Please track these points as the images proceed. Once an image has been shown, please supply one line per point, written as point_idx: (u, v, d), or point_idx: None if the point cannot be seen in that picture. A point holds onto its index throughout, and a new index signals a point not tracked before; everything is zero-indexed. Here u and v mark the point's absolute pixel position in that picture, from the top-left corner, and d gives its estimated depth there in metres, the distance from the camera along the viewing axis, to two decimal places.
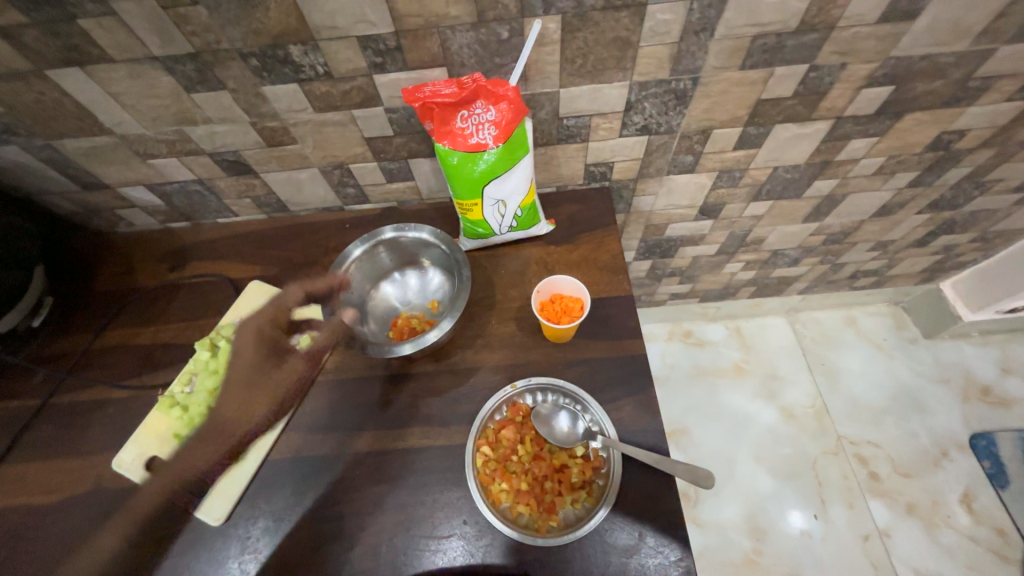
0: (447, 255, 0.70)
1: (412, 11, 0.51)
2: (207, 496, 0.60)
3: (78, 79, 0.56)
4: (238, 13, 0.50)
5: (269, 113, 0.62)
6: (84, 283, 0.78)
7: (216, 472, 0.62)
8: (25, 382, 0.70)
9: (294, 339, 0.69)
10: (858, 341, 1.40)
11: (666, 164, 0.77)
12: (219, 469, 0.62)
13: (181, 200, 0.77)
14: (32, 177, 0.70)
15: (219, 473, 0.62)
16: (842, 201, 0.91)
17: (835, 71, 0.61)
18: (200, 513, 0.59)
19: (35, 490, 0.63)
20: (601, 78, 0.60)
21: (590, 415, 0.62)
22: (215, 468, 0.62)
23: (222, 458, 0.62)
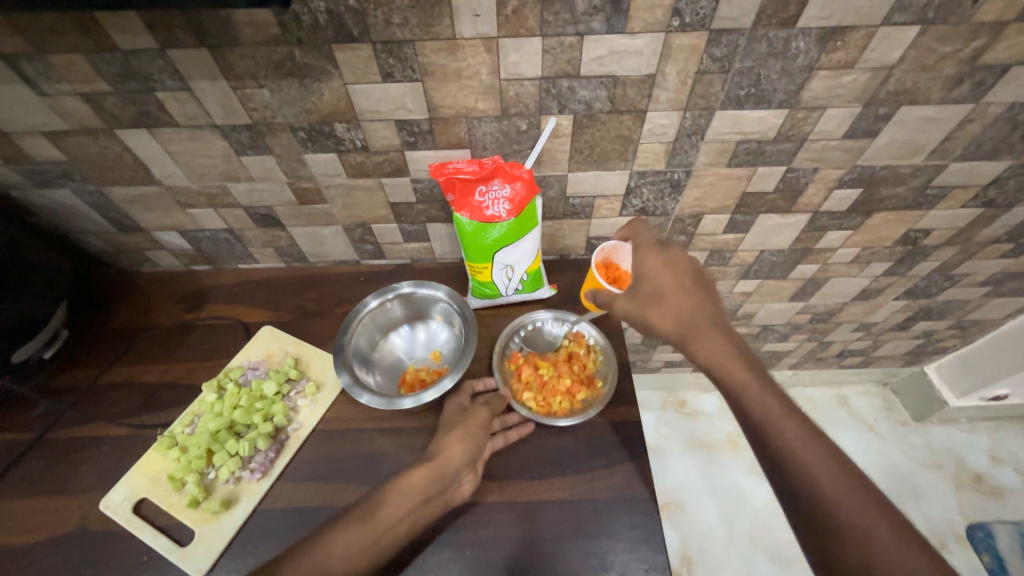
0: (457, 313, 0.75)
1: (445, 103, 0.59)
2: (192, 546, 0.59)
3: (143, 138, 0.63)
4: (296, 96, 0.58)
5: (306, 176, 0.69)
6: (101, 319, 0.80)
7: (205, 519, 0.61)
8: (24, 414, 0.70)
9: (299, 386, 0.71)
10: (850, 420, 1.41)
11: (661, 242, 0.84)
12: (209, 517, 0.61)
13: (209, 246, 0.82)
14: (75, 217, 0.75)
15: (207, 520, 0.60)
16: (824, 284, 0.97)
17: (810, 173, 0.70)
18: (184, 563, 0.58)
19: (14, 529, 0.61)
20: (605, 166, 0.68)
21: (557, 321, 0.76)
22: (205, 515, 0.61)
23: (213, 505, 0.61)
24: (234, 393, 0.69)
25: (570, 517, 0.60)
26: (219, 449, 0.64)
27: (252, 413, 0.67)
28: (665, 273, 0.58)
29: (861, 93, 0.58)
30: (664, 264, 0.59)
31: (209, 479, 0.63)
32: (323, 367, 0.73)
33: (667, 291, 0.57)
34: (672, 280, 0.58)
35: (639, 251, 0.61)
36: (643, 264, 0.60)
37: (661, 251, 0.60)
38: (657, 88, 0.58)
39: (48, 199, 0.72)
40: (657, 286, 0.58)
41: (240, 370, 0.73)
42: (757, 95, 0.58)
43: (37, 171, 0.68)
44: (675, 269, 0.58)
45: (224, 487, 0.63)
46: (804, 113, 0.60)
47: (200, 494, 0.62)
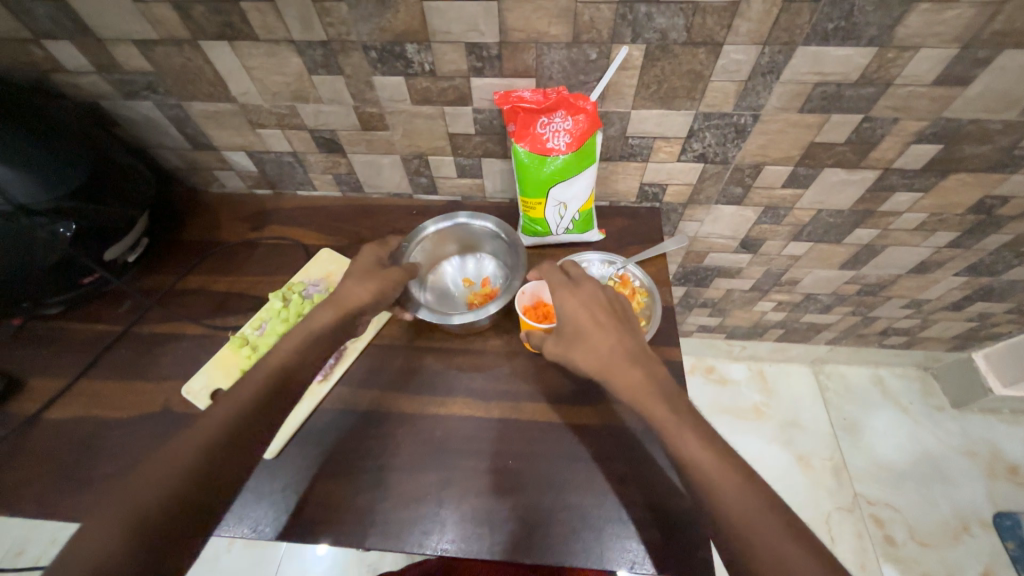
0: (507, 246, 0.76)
1: (518, 26, 0.59)
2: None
3: (223, 51, 0.65)
4: (372, 11, 0.59)
5: (372, 100, 0.71)
6: (175, 232, 0.86)
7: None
8: (112, 310, 0.78)
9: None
10: (883, 401, 1.39)
11: (715, 194, 0.82)
12: None
13: (273, 168, 0.85)
14: (154, 131, 0.80)
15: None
16: (881, 253, 0.94)
17: (887, 124, 0.67)
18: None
19: (110, 404, 0.69)
20: (670, 105, 0.67)
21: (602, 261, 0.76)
22: None
23: None
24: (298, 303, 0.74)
25: (608, 442, 0.63)
26: None
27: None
28: (580, 312, 0.60)
29: (962, 31, 0.54)
30: (578, 302, 0.61)
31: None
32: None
33: (581, 331, 0.59)
34: (588, 321, 0.60)
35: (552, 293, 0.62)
36: (559, 303, 0.61)
37: (572, 290, 0.62)
38: (739, 17, 0.55)
39: (131, 110, 0.76)
40: (574, 328, 0.60)
41: (303, 285, 0.78)
42: (847, 29, 0.55)
43: (124, 81, 0.72)
44: (593, 310, 0.60)
45: None
46: (894, 53, 0.57)
47: None
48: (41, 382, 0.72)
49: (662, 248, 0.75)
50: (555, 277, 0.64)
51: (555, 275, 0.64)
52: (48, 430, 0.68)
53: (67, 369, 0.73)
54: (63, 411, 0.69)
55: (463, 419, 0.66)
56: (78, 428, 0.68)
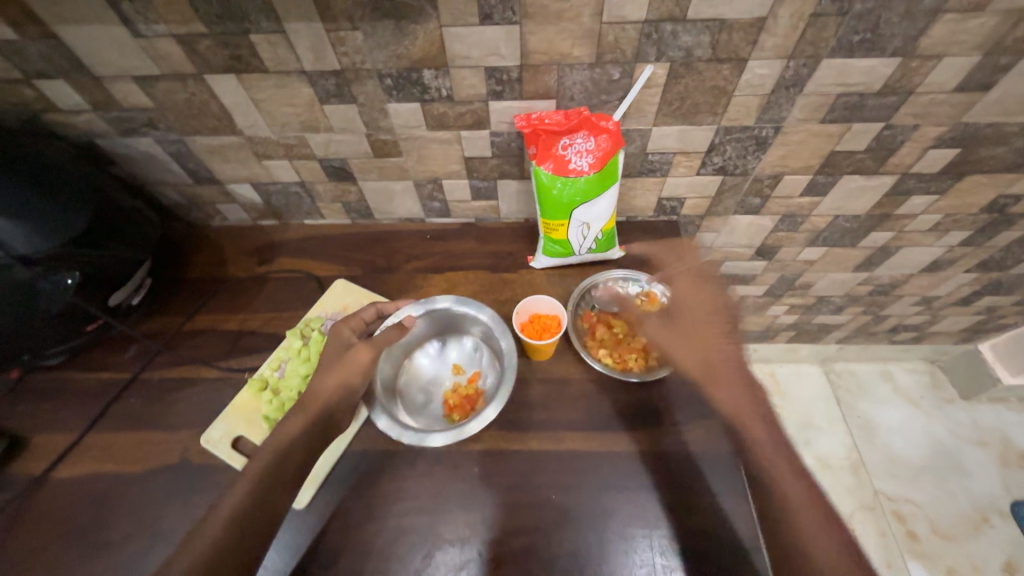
0: (495, 337, 0.71)
1: (540, 49, 0.57)
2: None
3: (230, 84, 0.63)
4: (389, 39, 0.57)
5: (386, 127, 0.68)
6: (179, 269, 0.83)
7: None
8: (117, 356, 0.74)
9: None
10: (894, 396, 1.39)
11: (733, 205, 0.82)
12: None
13: (279, 199, 0.82)
14: (154, 167, 0.76)
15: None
16: (895, 254, 0.94)
17: (907, 131, 0.67)
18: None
19: (121, 459, 0.65)
20: (692, 120, 0.66)
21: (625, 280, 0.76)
22: None
23: None
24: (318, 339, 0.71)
25: (652, 468, 0.61)
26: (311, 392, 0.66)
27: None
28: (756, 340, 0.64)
29: (985, 40, 0.55)
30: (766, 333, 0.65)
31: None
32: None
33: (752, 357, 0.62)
34: (675, 339, 0.65)
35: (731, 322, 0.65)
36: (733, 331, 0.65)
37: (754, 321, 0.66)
38: (765, 32, 0.55)
39: (130, 147, 0.73)
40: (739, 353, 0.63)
41: (320, 318, 0.75)
42: (872, 41, 0.55)
43: (123, 118, 0.68)
44: (716, 325, 0.65)
45: None
46: (918, 62, 0.57)
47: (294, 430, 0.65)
48: (45, 439, 0.67)
49: (687, 264, 0.71)
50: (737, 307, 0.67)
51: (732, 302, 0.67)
52: (58, 491, 0.63)
53: (73, 423, 0.68)
54: (72, 468, 0.65)
55: (499, 452, 0.63)
56: (89, 486, 0.63)
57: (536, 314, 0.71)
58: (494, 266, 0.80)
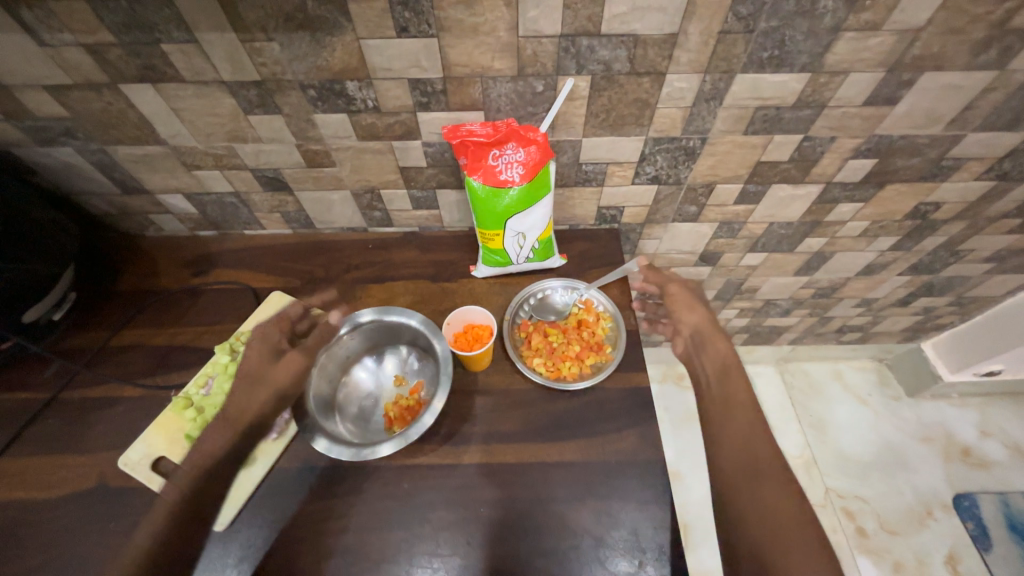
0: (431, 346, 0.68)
1: (461, 61, 0.57)
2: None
3: (148, 94, 0.61)
4: (308, 51, 0.56)
5: (316, 138, 0.67)
6: (107, 283, 0.80)
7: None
8: (37, 375, 0.71)
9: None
10: (844, 394, 1.44)
11: (671, 213, 0.83)
12: None
13: (215, 210, 0.81)
14: (78, 178, 0.74)
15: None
16: (831, 258, 0.97)
17: (826, 143, 0.69)
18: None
19: (36, 484, 0.63)
20: (620, 131, 0.67)
21: (562, 289, 0.76)
22: None
23: None
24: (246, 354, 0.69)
25: (581, 477, 0.62)
26: None
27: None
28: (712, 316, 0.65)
29: (886, 57, 0.57)
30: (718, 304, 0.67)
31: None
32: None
33: (709, 333, 0.63)
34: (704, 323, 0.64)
35: (685, 298, 0.67)
36: (690, 308, 0.66)
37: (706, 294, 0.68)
38: (679, 48, 0.56)
39: (49, 157, 0.70)
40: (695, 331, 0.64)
41: (250, 332, 0.73)
42: (780, 58, 0.57)
43: (38, 128, 0.66)
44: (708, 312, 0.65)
45: None
46: (826, 78, 0.59)
47: None
48: None
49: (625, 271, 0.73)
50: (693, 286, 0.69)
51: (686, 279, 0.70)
52: None
53: None
54: None
55: (431, 466, 0.63)
56: None
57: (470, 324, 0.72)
58: (435, 276, 0.80)
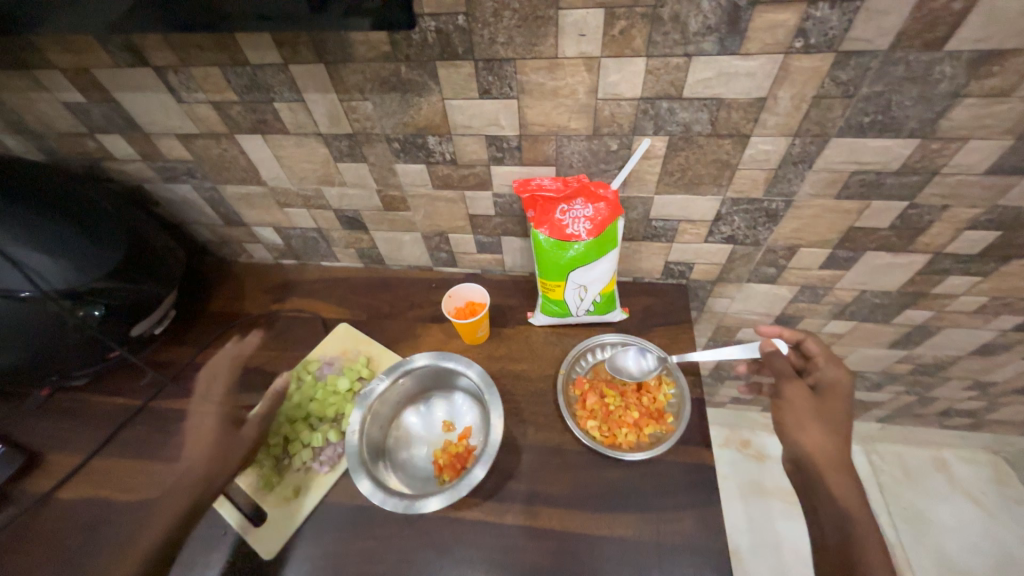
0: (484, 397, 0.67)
1: (538, 121, 0.59)
2: (265, 528, 0.62)
3: (257, 143, 0.68)
4: (397, 108, 0.60)
5: (395, 185, 0.72)
6: (201, 302, 0.89)
7: (277, 503, 0.64)
8: (134, 382, 0.79)
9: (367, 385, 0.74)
10: (949, 489, 1.23)
11: (746, 273, 0.78)
12: (280, 501, 0.64)
13: (298, 243, 0.88)
14: (191, 210, 0.84)
15: (279, 506, 0.64)
16: (936, 333, 0.86)
17: (936, 211, 0.62)
18: (256, 543, 0.62)
19: (118, 485, 0.69)
20: (695, 191, 0.65)
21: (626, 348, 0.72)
22: (277, 498, 0.65)
23: (286, 490, 0.65)
24: (311, 386, 0.74)
25: (632, 558, 0.56)
26: (295, 439, 0.69)
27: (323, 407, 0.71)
28: (830, 440, 0.56)
29: (1015, 124, 0.51)
30: (842, 418, 0.58)
31: (284, 465, 0.68)
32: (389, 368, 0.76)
33: (824, 465, 0.55)
34: (823, 445, 0.56)
35: (796, 412, 0.59)
36: (800, 428, 0.58)
37: (827, 402, 0.59)
38: (766, 112, 0.53)
39: (171, 193, 0.81)
40: (807, 459, 0.56)
41: (317, 363, 0.78)
42: (885, 123, 0.52)
43: (166, 168, 0.76)
44: (828, 431, 0.57)
45: (296, 475, 0.67)
46: (938, 144, 0.54)
47: (274, 479, 0.66)
48: (58, 458, 0.72)
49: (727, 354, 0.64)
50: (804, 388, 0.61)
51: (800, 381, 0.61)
52: (56, 511, 0.67)
53: (82, 445, 0.73)
54: (73, 490, 0.69)
55: (472, 520, 0.60)
56: (84, 509, 0.67)
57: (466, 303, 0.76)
58: (492, 319, 0.80)
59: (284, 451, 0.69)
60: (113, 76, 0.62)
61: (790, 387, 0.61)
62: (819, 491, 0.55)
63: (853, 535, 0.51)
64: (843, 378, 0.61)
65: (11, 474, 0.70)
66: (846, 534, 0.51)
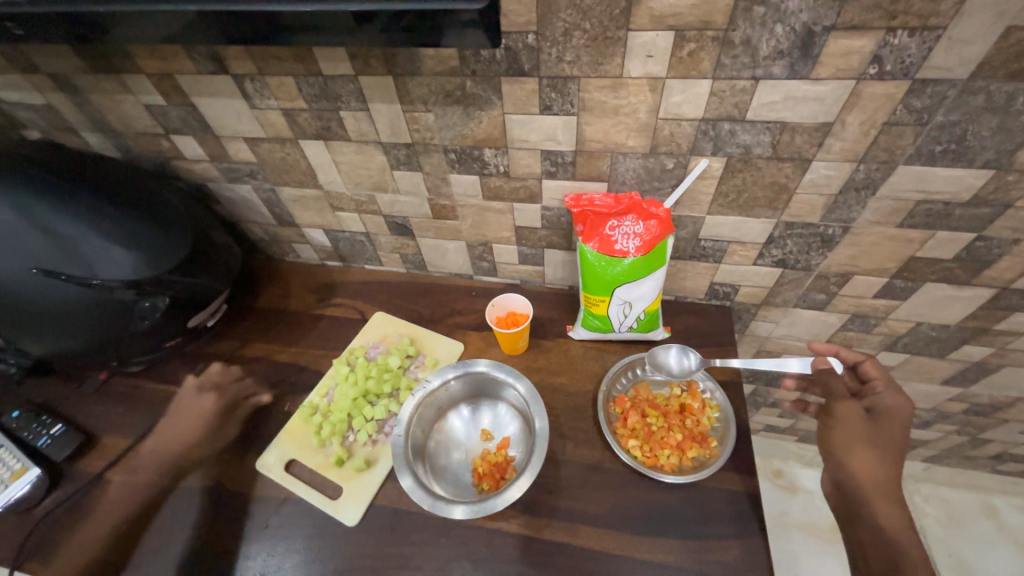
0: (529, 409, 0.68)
1: (596, 137, 0.60)
2: (343, 500, 0.65)
3: (319, 149, 0.71)
4: (457, 121, 0.62)
5: (446, 194, 0.73)
6: (251, 298, 0.92)
7: (351, 477, 0.67)
8: (184, 372, 0.82)
9: (417, 361, 0.78)
10: (999, 538, 1.16)
11: (794, 298, 0.76)
12: (352, 474, 0.67)
13: (345, 245, 0.90)
14: (247, 209, 0.88)
15: (353, 478, 0.67)
16: (995, 371, 0.82)
17: (1006, 245, 0.60)
18: (338, 514, 0.64)
19: (166, 471, 0.71)
20: (749, 213, 0.64)
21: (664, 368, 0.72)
22: (349, 473, 0.68)
23: (356, 463, 0.68)
24: (363, 366, 0.77)
25: None
26: (357, 415, 0.72)
27: (381, 382, 0.75)
28: (882, 468, 0.55)
29: None
30: (896, 445, 0.56)
31: (349, 442, 0.71)
32: (435, 344, 0.81)
33: (872, 490, 0.55)
34: (872, 471, 0.55)
35: (847, 437, 0.58)
36: (847, 451, 0.57)
37: (882, 427, 0.57)
38: (832, 137, 0.53)
39: (231, 191, 0.84)
40: (854, 484, 0.55)
41: (363, 346, 0.81)
42: (958, 152, 0.51)
43: (230, 169, 0.80)
44: (882, 458, 0.56)
45: (364, 449, 0.70)
46: (1014, 176, 0.52)
47: (343, 455, 0.69)
48: (112, 441, 0.75)
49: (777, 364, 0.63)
50: (857, 412, 0.60)
51: (852, 405, 0.61)
52: (108, 493, 0.70)
53: (134, 430, 0.76)
54: (125, 473, 0.72)
55: (510, 534, 0.60)
56: (135, 492, 0.69)
57: (509, 309, 0.77)
58: (531, 331, 0.80)
59: (347, 427, 0.72)
60: (194, 81, 0.66)
61: (841, 409, 0.61)
62: (864, 517, 0.54)
63: (901, 572, 0.49)
64: (902, 406, 0.57)
65: (69, 452, 0.73)
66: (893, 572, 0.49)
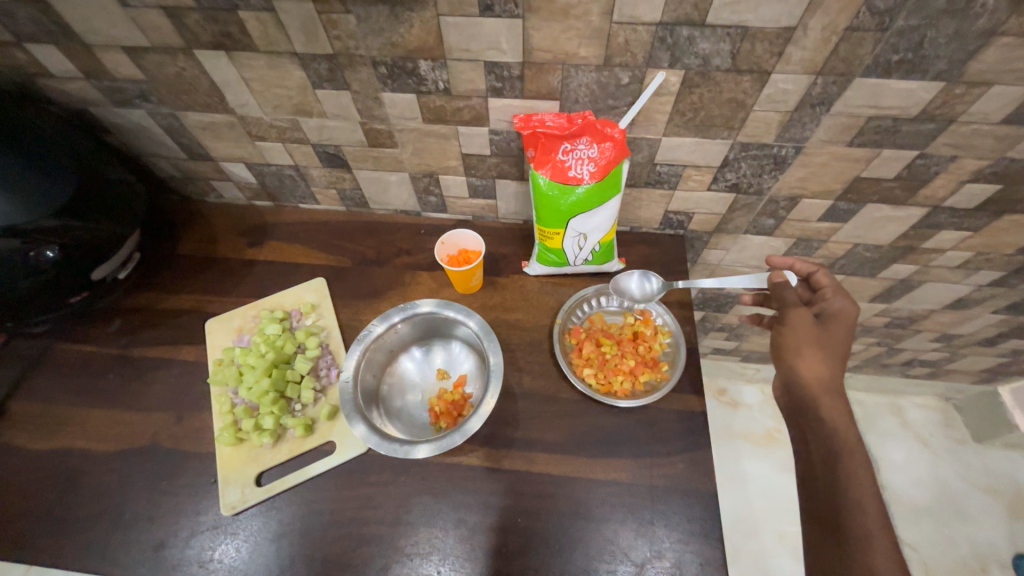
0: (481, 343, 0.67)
1: (544, 46, 0.53)
2: (340, 445, 0.63)
3: (221, 62, 0.60)
4: (384, 25, 0.53)
5: (381, 117, 0.65)
6: (169, 245, 0.82)
7: (331, 426, 0.64)
8: (100, 329, 0.74)
9: (295, 314, 0.73)
10: (902, 432, 1.34)
11: (745, 224, 0.77)
12: (329, 424, 0.65)
13: (273, 181, 0.80)
14: (147, 139, 0.75)
15: (331, 426, 0.65)
16: (916, 288, 0.88)
17: (944, 162, 0.61)
18: (348, 454, 0.62)
19: (94, 436, 0.65)
20: (705, 134, 0.61)
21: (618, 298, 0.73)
22: (326, 426, 0.65)
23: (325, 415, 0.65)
24: (242, 356, 0.68)
25: (626, 498, 0.58)
26: (285, 386, 0.67)
27: (279, 349, 0.69)
28: (828, 367, 0.57)
29: None
30: (841, 344, 0.58)
31: (301, 410, 0.66)
32: (292, 295, 0.76)
33: (818, 389, 0.56)
34: (819, 370, 0.57)
35: (798, 341, 0.59)
36: (798, 355, 0.59)
37: (830, 330, 0.59)
38: (792, 45, 0.49)
39: (121, 117, 0.71)
40: (802, 385, 0.57)
41: (229, 345, 0.72)
42: (913, 62, 0.49)
43: (115, 89, 0.66)
44: (828, 358, 0.58)
45: (321, 402, 0.67)
46: (962, 88, 0.51)
47: (306, 421, 0.64)
48: (24, 408, 0.68)
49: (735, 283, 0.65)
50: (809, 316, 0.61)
51: (804, 310, 0.61)
52: (29, 463, 0.64)
53: (48, 396, 0.68)
54: (45, 440, 0.65)
55: (469, 467, 0.61)
56: (60, 459, 0.64)
57: (459, 246, 0.73)
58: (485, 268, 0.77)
59: (289, 400, 0.67)
60: None
61: (795, 315, 0.61)
62: (810, 414, 0.56)
63: (839, 458, 0.53)
64: (848, 308, 0.60)
65: None
66: (832, 459, 0.53)
